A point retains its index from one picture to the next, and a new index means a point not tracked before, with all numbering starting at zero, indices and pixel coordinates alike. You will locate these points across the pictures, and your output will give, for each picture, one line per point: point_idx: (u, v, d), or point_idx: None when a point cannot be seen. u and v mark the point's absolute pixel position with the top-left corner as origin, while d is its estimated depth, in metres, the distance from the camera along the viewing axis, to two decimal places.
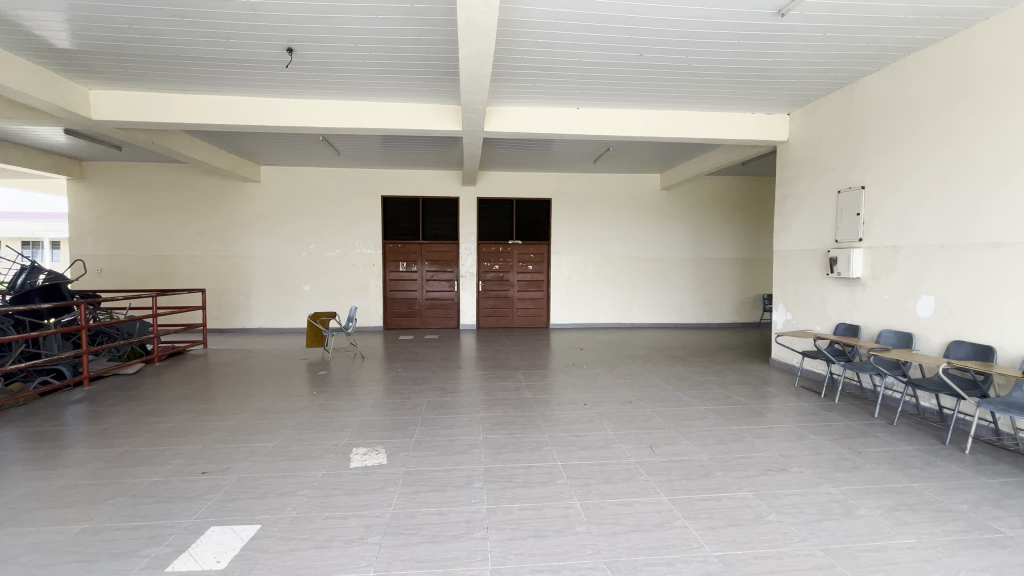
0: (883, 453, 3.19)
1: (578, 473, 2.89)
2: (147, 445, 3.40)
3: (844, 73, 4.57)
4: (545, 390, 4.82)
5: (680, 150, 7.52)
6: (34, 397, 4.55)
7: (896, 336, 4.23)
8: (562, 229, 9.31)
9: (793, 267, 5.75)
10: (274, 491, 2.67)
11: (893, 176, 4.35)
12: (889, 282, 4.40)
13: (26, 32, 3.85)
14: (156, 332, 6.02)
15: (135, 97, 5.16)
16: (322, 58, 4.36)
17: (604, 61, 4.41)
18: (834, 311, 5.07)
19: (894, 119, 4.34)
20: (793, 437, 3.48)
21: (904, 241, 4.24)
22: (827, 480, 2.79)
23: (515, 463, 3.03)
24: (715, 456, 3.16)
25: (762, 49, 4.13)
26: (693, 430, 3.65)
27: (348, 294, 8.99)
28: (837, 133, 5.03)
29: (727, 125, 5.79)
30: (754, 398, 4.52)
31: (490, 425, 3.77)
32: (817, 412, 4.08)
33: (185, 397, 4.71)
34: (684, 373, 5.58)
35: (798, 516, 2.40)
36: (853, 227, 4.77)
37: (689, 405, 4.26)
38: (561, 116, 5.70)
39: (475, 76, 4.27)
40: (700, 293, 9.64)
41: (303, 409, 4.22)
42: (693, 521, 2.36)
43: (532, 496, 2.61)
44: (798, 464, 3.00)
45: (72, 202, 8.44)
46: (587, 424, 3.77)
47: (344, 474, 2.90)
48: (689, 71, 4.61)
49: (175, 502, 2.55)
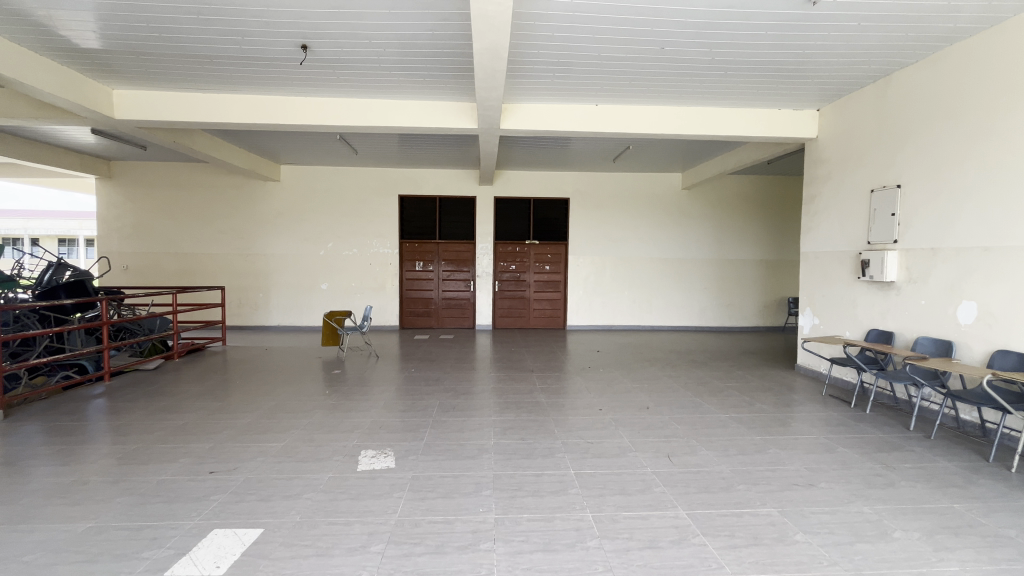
0: (920, 470, 2.99)
1: (591, 483, 2.77)
2: (159, 443, 3.42)
3: (877, 65, 4.32)
4: (560, 394, 4.70)
5: (702, 149, 7.32)
6: (56, 391, 4.65)
7: (934, 344, 3.98)
8: (580, 229, 9.17)
9: (821, 269, 5.49)
10: (279, 494, 2.62)
11: (932, 173, 4.10)
12: (926, 286, 4.15)
13: (51, 32, 3.92)
14: (177, 329, 6.11)
15: (156, 96, 5.23)
16: (335, 55, 4.31)
17: (624, 56, 4.26)
18: (865, 317, 4.83)
19: (934, 112, 4.08)
20: (821, 449, 3.29)
21: (943, 243, 4.00)
22: (859, 497, 2.61)
23: (526, 470, 2.93)
24: (737, 468, 3.00)
25: (790, 40, 3.92)
26: (714, 439, 3.49)
27: (365, 292, 9.01)
28: (871, 128, 4.77)
29: (753, 122, 5.57)
30: (778, 405, 4.33)
31: (502, 429, 3.67)
32: (846, 423, 3.87)
33: (200, 395, 4.72)
34: (705, 378, 5.37)
35: (827, 537, 2.23)
36: (887, 228, 4.52)
37: (710, 413, 4.09)
38: (579, 114, 5.57)
39: (490, 71, 4.16)
40: (723, 295, 9.36)
41: (314, 409, 4.19)
42: (713, 539, 2.22)
43: (543, 506, 2.50)
44: (826, 479, 2.82)
45: (100, 201, 8.66)
46: (602, 430, 3.64)
47: (351, 477, 2.84)
48: (712, 65, 4.42)
49: (181, 503, 2.53)
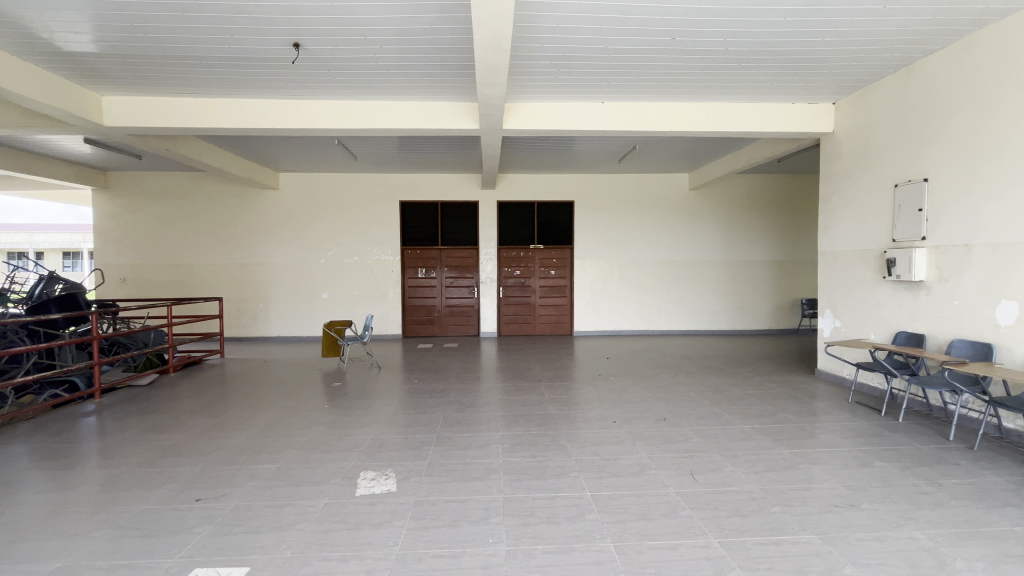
0: (968, 486, 2.73)
1: (610, 506, 2.54)
2: (146, 466, 3.21)
3: (900, 53, 4.10)
4: (571, 405, 4.46)
5: (711, 148, 7.11)
6: (44, 410, 4.45)
7: (972, 346, 3.72)
8: (585, 232, 8.95)
9: (842, 269, 5.24)
10: (270, 524, 2.40)
11: (964, 165, 3.85)
12: (961, 285, 3.89)
13: (31, 34, 3.73)
14: (172, 343, 5.91)
15: (145, 102, 5.06)
16: (328, 53, 4.12)
17: (632, 48, 4.04)
18: (892, 319, 4.57)
19: (964, 101, 3.84)
20: (856, 464, 3.05)
21: (978, 239, 3.75)
22: (908, 521, 2.36)
23: (539, 493, 2.70)
24: (768, 486, 2.75)
25: (808, 28, 3.70)
26: (738, 454, 3.24)
27: (366, 301, 8.80)
28: (893, 120, 4.54)
29: (765, 117, 5.36)
30: (803, 415, 4.07)
31: (511, 445, 3.44)
32: (878, 433, 3.62)
33: (192, 412, 4.51)
34: (722, 386, 5.12)
35: (879, 569, 1.99)
36: (914, 225, 4.27)
37: (731, 424, 3.84)
38: (585, 111, 5.36)
39: (491, 67, 3.95)
40: (734, 298, 9.10)
41: (311, 427, 3.96)
42: (753, 573, 1.98)
43: (558, 535, 2.26)
44: (868, 500, 2.58)
45: (96, 212, 8.52)
46: (618, 445, 3.41)
47: (349, 504, 2.61)
48: (725, 56, 4.20)
49: (163, 537, 2.30)
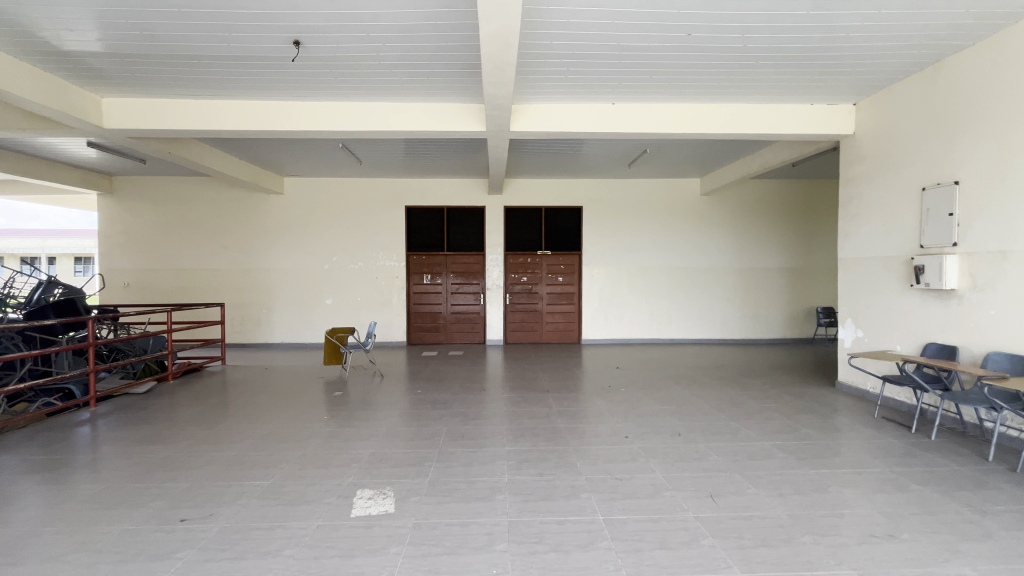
0: (1017, 514, 2.50)
1: (624, 533, 2.34)
2: (133, 481, 3.05)
3: (928, 50, 3.90)
4: (580, 418, 4.25)
5: (724, 151, 6.91)
6: (37, 418, 4.33)
7: (1011, 359, 3.48)
8: (594, 238, 8.77)
9: (865, 277, 5.00)
10: (257, 550, 2.22)
11: (998, 165, 3.63)
12: (997, 293, 3.66)
13: (27, 33, 3.64)
14: (171, 350, 5.79)
15: (146, 104, 4.98)
16: (330, 52, 3.99)
17: (645, 45, 3.86)
18: (920, 329, 4.33)
19: (998, 99, 3.63)
20: (890, 487, 2.82)
21: (1015, 245, 3.52)
22: (955, 554, 2.14)
23: (547, 517, 2.50)
24: (795, 512, 2.54)
25: (833, 22, 3.50)
26: (760, 474, 3.02)
27: (370, 307, 8.66)
28: (920, 119, 4.32)
29: (782, 118, 5.17)
30: (827, 431, 3.84)
31: (517, 462, 3.25)
32: (910, 452, 3.38)
33: (188, 422, 4.36)
34: (738, 398, 4.89)
35: None
36: (944, 230, 4.04)
37: (751, 441, 3.62)
38: (594, 112, 5.19)
39: (498, 65, 3.79)
40: (746, 306, 8.86)
41: (308, 439, 3.79)
42: None
43: (569, 566, 2.07)
44: (908, 529, 2.35)
45: (102, 216, 8.48)
46: (631, 463, 3.21)
47: (343, 527, 2.43)
48: (742, 53, 4.01)
49: (141, 563, 2.13)
